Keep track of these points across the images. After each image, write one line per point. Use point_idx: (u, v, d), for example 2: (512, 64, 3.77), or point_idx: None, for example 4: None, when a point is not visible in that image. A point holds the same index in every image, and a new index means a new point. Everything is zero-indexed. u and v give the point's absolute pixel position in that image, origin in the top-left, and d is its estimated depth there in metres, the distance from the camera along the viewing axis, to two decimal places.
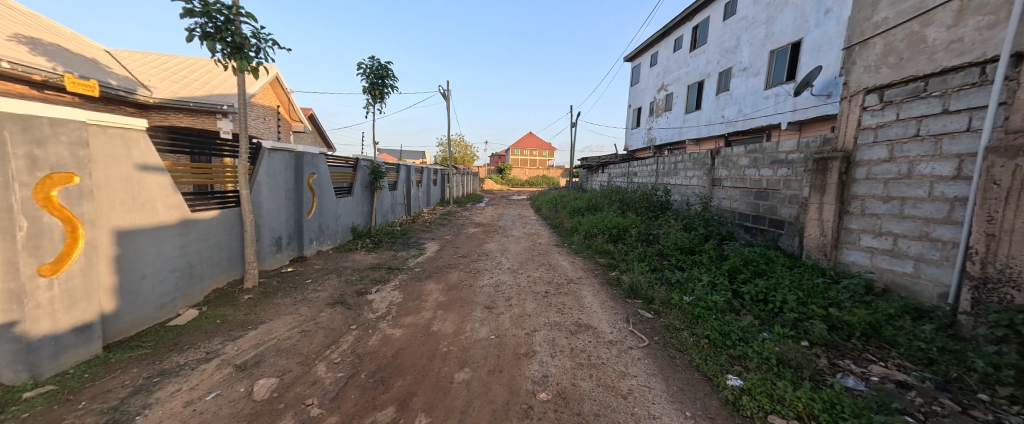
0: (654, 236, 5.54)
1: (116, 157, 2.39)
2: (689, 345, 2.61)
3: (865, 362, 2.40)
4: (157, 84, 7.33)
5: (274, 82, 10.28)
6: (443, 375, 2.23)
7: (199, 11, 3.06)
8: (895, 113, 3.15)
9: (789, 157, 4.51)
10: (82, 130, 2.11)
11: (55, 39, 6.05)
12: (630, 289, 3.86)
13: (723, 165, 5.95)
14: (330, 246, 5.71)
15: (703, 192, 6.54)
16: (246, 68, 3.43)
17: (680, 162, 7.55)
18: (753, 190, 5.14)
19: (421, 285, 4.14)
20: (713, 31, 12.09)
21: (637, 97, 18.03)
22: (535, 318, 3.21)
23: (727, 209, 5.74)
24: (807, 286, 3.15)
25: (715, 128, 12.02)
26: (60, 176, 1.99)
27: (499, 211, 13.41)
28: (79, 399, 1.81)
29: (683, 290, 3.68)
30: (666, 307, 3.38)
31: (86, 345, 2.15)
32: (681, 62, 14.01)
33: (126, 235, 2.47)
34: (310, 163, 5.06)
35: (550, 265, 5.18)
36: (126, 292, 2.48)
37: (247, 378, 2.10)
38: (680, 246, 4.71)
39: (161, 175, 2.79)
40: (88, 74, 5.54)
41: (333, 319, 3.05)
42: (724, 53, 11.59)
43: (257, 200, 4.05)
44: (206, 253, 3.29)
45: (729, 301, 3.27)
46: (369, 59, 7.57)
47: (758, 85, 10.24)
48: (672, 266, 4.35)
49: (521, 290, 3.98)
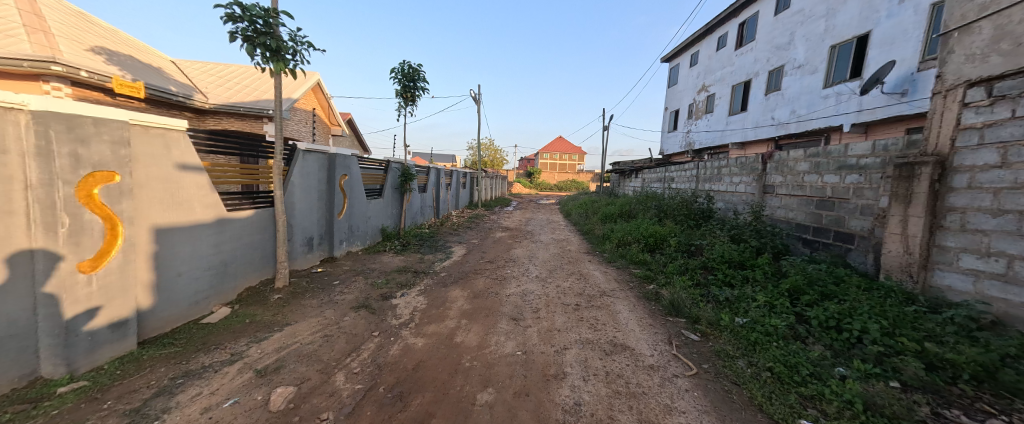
0: (695, 247, 5.06)
1: (156, 157, 2.45)
2: (748, 378, 2.24)
3: (982, 415, 1.93)
4: (212, 91, 7.90)
5: (316, 88, 10.85)
6: (465, 394, 2.05)
7: (240, 16, 3.16)
8: (1009, 109, 2.60)
9: (861, 162, 3.95)
10: (124, 130, 2.16)
11: (129, 50, 6.69)
12: (672, 306, 3.51)
13: (777, 171, 5.35)
14: (359, 247, 5.78)
15: (752, 200, 5.94)
16: (283, 70, 3.50)
17: (725, 166, 6.99)
18: (814, 198, 4.57)
19: (446, 291, 4.02)
20: (762, 27, 11.22)
21: (675, 99, 17.19)
22: (565, 334, 2.95)
23: (782, 219, 5.15)
24: (892, 314, 2.63)
25: (764, 131, 11.09)
26: (102, 174, 2.03)
27: (528, 215, 13.22)
28: (105, 398, 1.80)
29: (735, 311, 3.27)
30: (714, 329, 3.00)
31: (121, 341, 2.19)
32: (725, 60, 13.16)
33: (164, 232, 2.52)
34: (342, 165, 5.13)
35: (581, 274, 4.89)
36: (162, 289, 2.53)
37: (266, 384, 2.04)
38: (728, 259, 4.21)
39: (200, 175, 2.86)
40: (154, 82, 6.06)
41: (356, 325, 2.98)
42: (775, 50, 10.71)
43: (291, 201, 4.13)
44: (240, 251, 3.36)
45: (791, 326, 2.82)
46: (401, 64, 7.66)
47: (816, 83, 9.29)
48: (719, 282, 3.90)
49: (550, 302, 3.74)
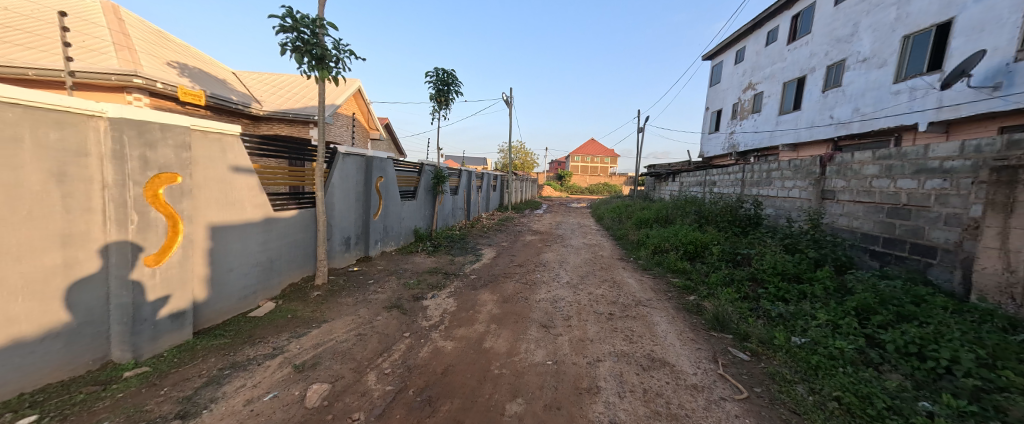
0: (742, 256, 4.68)
1: (213, 159, 2.64)
2: (810, 407, 1.99)
3: None
4: (266, 99, 8.55)
5: (357, 94, 11.43)
6: (494, 403, 1.99)
7: (290, 26, 3.35)
8: None
9: (945, 165, 3.46)
10: (186, 135, 2.34)
11: (198, 64, 7.40)
12: (716, 320, 3.24)
13: (838, 174, 4.84)
14: (393, 247, 5.95)
15: (808, 206, 5.42)
16: (326, 77, 3.67)
17: (776, 169, 6.44)
18: (885, 205, 4.06)
19: (476, 294, 4.00)
20: (820, 18, 10.31)
21: (718, 98, 16.25)
22: (598, 345, 2.81)
23: (844, 228, 4.63)
24: (993, 341, 2.22)
25: (820, 131, 10.15)
26: (166, 176, 2.21)
27: (558, 218, 13.04)
28: (162, 385, 1.93)
29: (791, 329, 2.95)
30: (767, 349, 2.73)
31: (179, 331, 2.36)
32: (776, 56, 12.23)
33: (218, 230, 2.71)
34: (379, 167, 5.30)
35: (615, 281, 4.69)
36: (215, 283, 2.71)
37: (303, 380, 2.10)
38: (781, 271, 3.84)
39: (251, 176, 3.05)
40: (217, 92, 6.66)
41: (388, 324, 3.03)
42: (835, 42, 9.78)
43: (331, 202, 4.31)
44: (285, 249, 3.54)
45: (861, 350, 2.49)
46: (436, 68, 7.86)
47: (885, 78, 8.35)
48: (770, 296, 3.57)
49: (582, 309, 3.60)
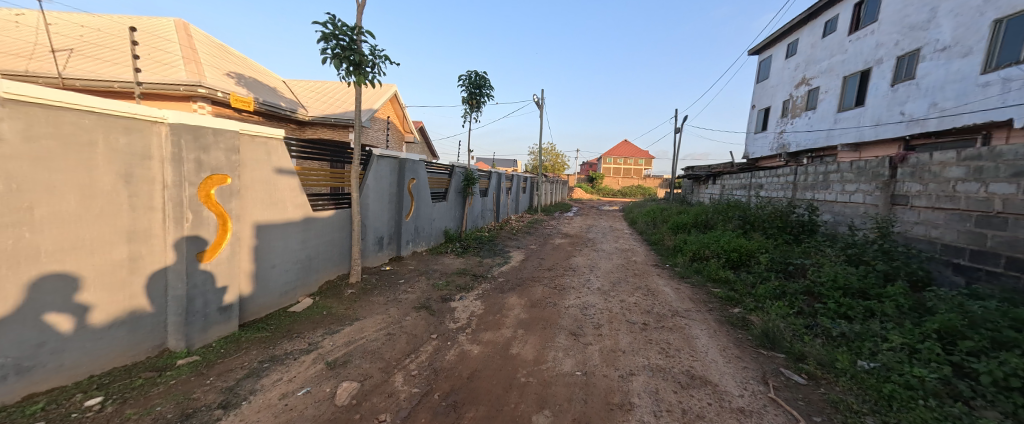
0: (794, 266, 4.27)
1: (259, 162, 2.80)
2: None
3: None
4: (311, 105, 9.12)
5: (394, 99, 11.89)
6: (519, 414, 1.92)
7: (331, 34, 3.51)
8: None
9: None
10: (235, 139, 2.49)
11: (253, 74, 8.06)
12: (765, 336, 2.97)
13: (913, 177, 4.27)
14: (424, 248, 6.07)
15: (874, 212, 4.85)
16: (363, 82, 3.79)
17: (835, 171, 5.83)
18: (972, 213, 3.52)
19: (504, 297, 3.96)
20: (889, 4, 9.28)
21: (765, 95, 15.13)
22: (631, 357, 2.65)
23: (920, 237, 4.08)
24: None
25: (888, 129, 9.11)
26: (217, 177, 2.36)
27: (589, 222, 12.73)
28: (209, 374, 2.06)
29: (856, 352, 2.62)
30: (827, 372, 2.44)
31: (226, 323, 2.51)
32: (835, 47, 11.16)
33: (263, 228, 2.87)
34: (411, 169, 5.42)
35: (649, 289, 4.45)
36: (259, 278, 2.87)
37: (334, 377, 2.15)
38: (843, 286, 3.43)
39: (293, 178, 3.22)
40: (269, 99, 7.19)
41: (417, 325, 3.06)
42: (907, 29, 8.75)
43: (366, 203, 4.46)
44: (322, 248, 3.70)
45: (948, 380, 2.13)
46: (468, 72, 7.95)
47: (970, 68, 7.32)
48: (830, 313, 3.20)
49: (614, 318, 3.44)
